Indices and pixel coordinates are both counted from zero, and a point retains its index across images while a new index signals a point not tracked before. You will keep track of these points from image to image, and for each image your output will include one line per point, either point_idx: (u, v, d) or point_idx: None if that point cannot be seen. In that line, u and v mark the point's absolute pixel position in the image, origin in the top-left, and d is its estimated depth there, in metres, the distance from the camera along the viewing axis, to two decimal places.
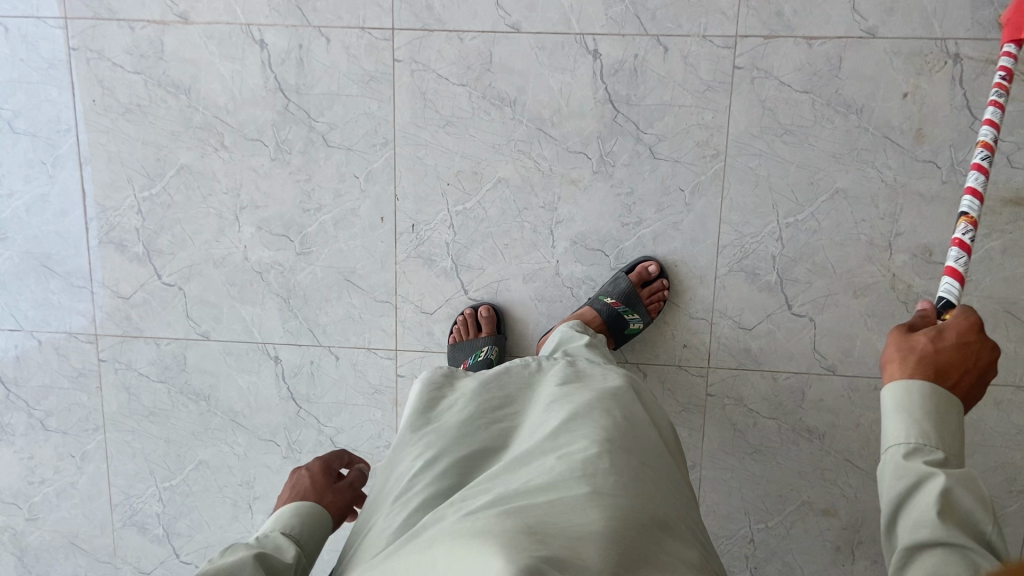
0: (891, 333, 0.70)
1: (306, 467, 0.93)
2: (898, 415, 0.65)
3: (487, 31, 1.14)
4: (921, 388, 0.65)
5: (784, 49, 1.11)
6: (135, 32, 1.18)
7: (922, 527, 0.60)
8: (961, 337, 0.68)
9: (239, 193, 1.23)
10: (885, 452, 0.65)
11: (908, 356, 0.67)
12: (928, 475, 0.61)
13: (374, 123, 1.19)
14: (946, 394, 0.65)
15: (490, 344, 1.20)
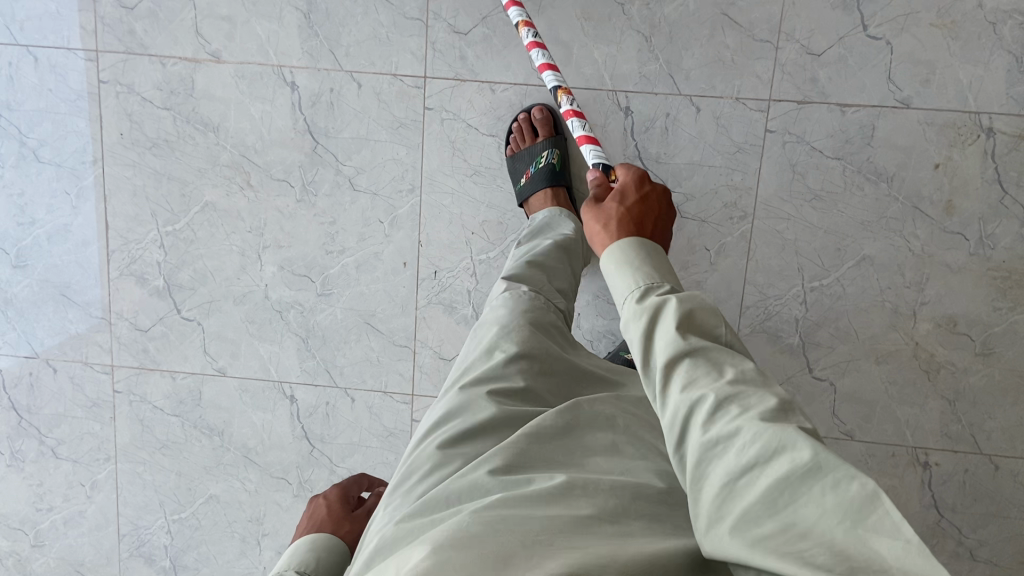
0: (583, 208, 0.78)
1: (323, 494, 0.92)
2: (621, 273, 0.70)
3: (520, 84, 1.14)
4: (630, 241, 0.72)
5: (817, 115, 1.10)
6: (166, 68, 1.18)
7: (680, 365, 0.60)
8: (639, 192, 0.77)
9: (263, 232, 1.23)
10: (620, 308, 0.68)
11: (607, 224, 0.75)
12: (668, 303, 0.64)
13: (401, 169, 1.19)
14: (650, 245, 0.72)
15: (550, 150, 1.12)
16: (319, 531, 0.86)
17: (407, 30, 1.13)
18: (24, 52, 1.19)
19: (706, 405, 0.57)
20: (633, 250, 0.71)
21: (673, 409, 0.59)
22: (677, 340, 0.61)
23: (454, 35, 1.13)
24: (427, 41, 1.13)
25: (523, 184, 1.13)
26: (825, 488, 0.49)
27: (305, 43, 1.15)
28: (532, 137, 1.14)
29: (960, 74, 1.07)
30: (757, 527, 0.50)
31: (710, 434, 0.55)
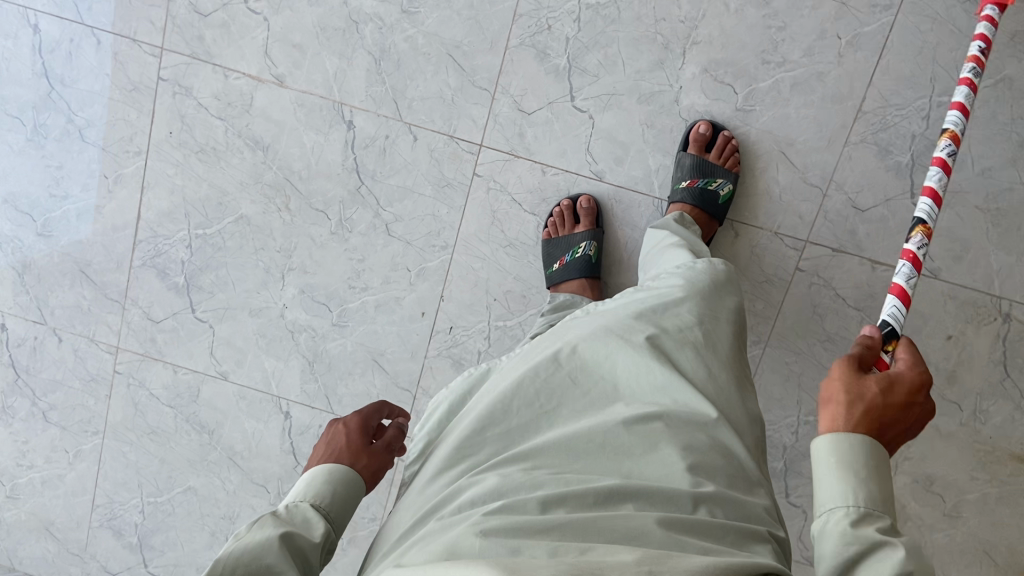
0: (838, 364, 0.67)
1: (344, 419, 0.84)
2: (839, 470, 0.61)
3: (571, 171, 1.16)
4: (860, 447, 0.62)
5: (847, 264, 1.13)
6: (228, 80, 1.18)
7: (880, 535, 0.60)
8: (881, 386, 0.64)
9: (291, 255, 1.24)
10: (823, 511, 0.61)
11: (853, 402, 0.63)
12: (886, 555, 0.57)
13: (438, 226, 1.20)
14: (882, 454, 0.62)
15: (588, 242, 1.13)
16: (336, 463, 0.77)
17: (473, 97, 1.15)
18: (88, 33, 1.19)
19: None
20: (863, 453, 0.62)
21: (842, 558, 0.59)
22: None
23: (517, 111, 1.15)
24: (490, 112, 1.15)
25: (555, 269, 1.16)
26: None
27: (370, 87, 1.16)
28: (573, 222, 1.15)
29: (992, 257, 1.10)
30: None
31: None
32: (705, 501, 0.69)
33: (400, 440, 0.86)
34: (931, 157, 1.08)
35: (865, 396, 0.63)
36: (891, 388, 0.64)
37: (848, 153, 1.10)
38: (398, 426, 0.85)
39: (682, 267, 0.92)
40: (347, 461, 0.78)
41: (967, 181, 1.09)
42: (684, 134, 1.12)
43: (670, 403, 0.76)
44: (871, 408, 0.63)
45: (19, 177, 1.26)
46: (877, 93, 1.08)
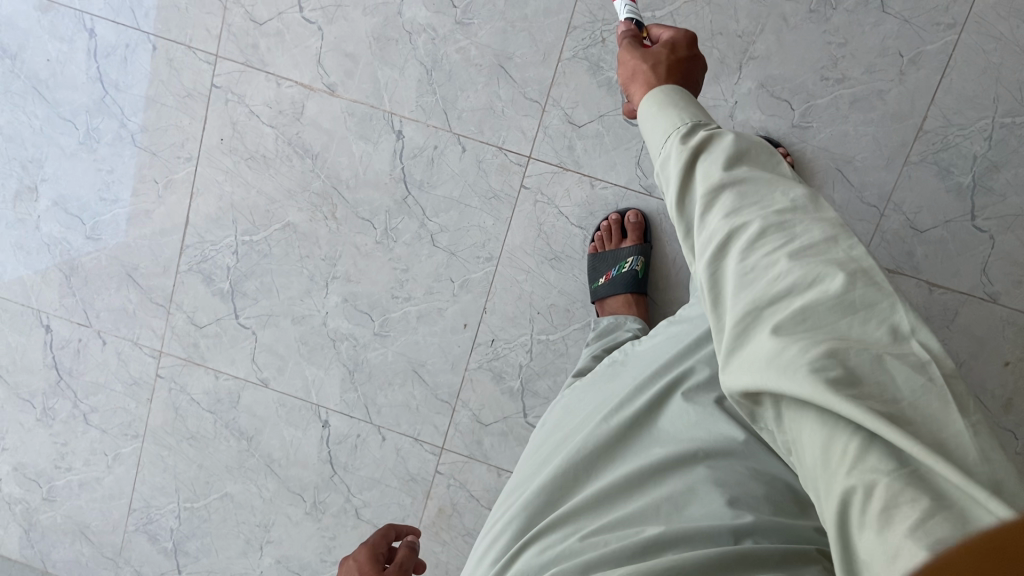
0: (625, 53, 0.66)
1: (352, 555, 0.85)
2: (658, 117, 0.57)
3: (621, 185, 1.15)
4: (666, 92, 0.59)
5: (903, 286, 1.10)
6: (281, 88, 1.19)
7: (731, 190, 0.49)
8: (671, 52, 0.65)
9: (336, 263, 1.24)
10: (656, 154, 0.55)
11: (654, 69, 0.63)
12: (716, 142, 0.51)
13: (484, 237, 1.20)
14: (688, 95, 0.58)
15: (635, 256, 1.12)
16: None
17: (524, 109, 1.15)
18: (144, 39, 1.20)
19: (751, 235, 0.46)
20: (678, 97, 0.57)
21: (711, 236, 0.48)
22: (724, 178, 0.49)
23: (568, 124, 1.14)
24: (540, 124, 1.15)
25: (601, 284, 1.13)
26: (849, 300, 0.42)
27: (421, 97, 1.16)
28: (619, 238, 1.14)
29: None
30: (771, 343, 0.41)
31: (745, 263, 0.46)
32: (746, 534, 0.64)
33: (412, 559, 0.86)
34: (994, 179, 1.06)
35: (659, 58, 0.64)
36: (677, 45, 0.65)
37: (908, 172, 1.08)
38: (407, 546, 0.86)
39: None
40: None
41: None
42: None
43: (705, 435, 0.72)
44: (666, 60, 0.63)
45: (70, 180, 1.28)
46: (939, 112, 1.06)
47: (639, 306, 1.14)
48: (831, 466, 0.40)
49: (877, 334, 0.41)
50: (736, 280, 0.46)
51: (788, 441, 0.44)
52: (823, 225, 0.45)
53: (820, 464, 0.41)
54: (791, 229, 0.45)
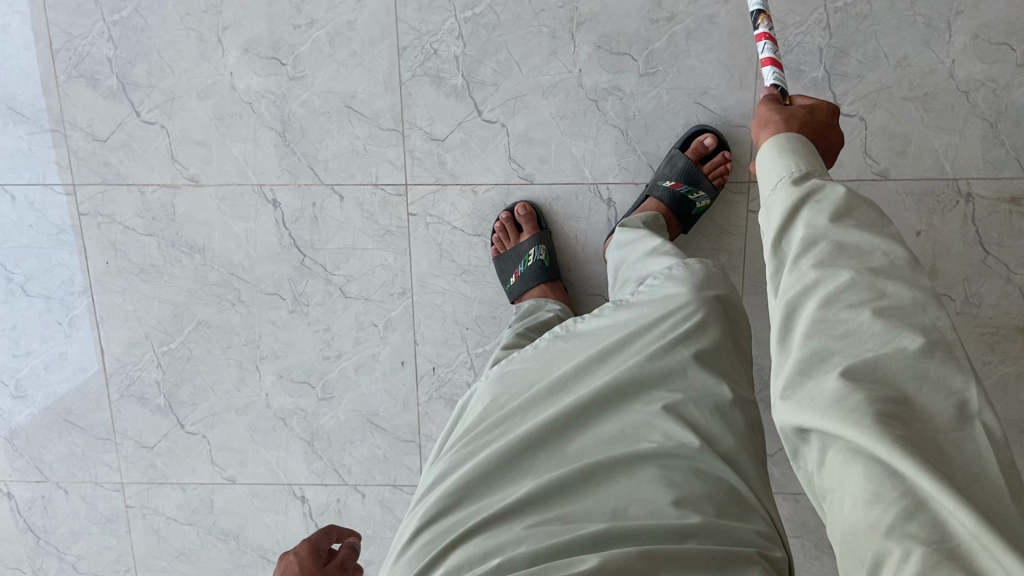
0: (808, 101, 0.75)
1: (292, 550, 0.83)
2: (777, 160, 0.65)
3: (501, 183, 1.15)
4: (795, 137, 0.67)
5: None
6: (145, 195, 1.18)
7: (821, 245, 0.58)
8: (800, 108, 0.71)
9: (259, 344, 1.23)
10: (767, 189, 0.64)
11: (788, 121, 0.69)
12: (829, 193, 0.60)
13: (391, 274, 1.19)
14: (812, 147, 0.67)
15: (535, 247, 1.12)
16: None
17: (384, 141, 1.14)
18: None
19: (838, 289, 0.55)
20: (801, 147, 0.65)
21: (799, 278, 0.57)
22: (828, 231, 0.58)
23: (431, 142, 1.13)
24: (405, 150, 1.14)
25: (513, 283, 1.15)
26: (925, 371, 0.51)
27: (283, 161, 1.15)
28: (517, 233, 1.14)
29: (936, 142, 1.08)
30: (841, 390, 0.52)
31: (827, 317, 0.55)
32: (689, 535, 0.74)
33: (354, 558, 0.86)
34: (845, 64, 1.06)
35: (795, 115, 0.70)
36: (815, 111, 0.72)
37: (762, 84, 1.08)
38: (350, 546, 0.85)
39: (660, 278, 0.89)
40: None
41: (888, 76, 1.06)
42: (686, 135, 1.10)
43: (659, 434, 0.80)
44: (798, 118, 0.70)
45: None
46: (773, 18, 1.05)
47: (557, 290, 1.15)
48: (872, 514, 0.49)
49: (944, 408, 0.50)
50: (818, 327, 0.55)
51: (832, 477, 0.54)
52: (910, 295, 0.54)
53: (862, 509, 0.49)
54: (882, 298, 0.55)
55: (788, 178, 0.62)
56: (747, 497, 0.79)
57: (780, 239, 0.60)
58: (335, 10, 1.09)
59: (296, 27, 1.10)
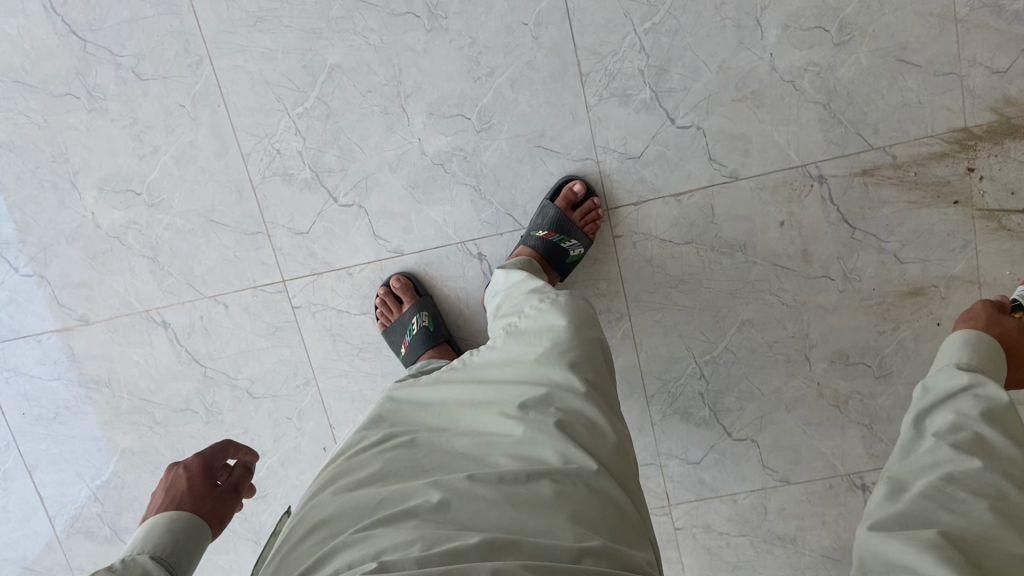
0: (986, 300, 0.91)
1: (182, 465, 0.81)
2: (964, 352, 0.75)
3: (373, 261, 1.17)
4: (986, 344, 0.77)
5: (655, 210, 1.13)
6: (43, 344, 1.21)
7: (960, 431, 0.65)
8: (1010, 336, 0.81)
9: (184, 460, 1.26)
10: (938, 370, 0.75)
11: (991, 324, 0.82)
12: (987, 386, 0.69)
13: (291, 367, 1.21)
14: (997, 355, 0.76)
15: (418, 314, 1.13)
16: (177, 511, 0.73)
17: (252, 244, 1.16)
18: None
19: (965, 465, 0.62)
20: (981, 346, 0.76)
21: (931, 452, 0.65)
22: (969, 416, 0.66)
23: (297, 236, 1.16)
24: (274, 249, 1.17)
25: (405, 352, 1.16)
26: (1020, 561, 0.55)
27: (163, 283, 1.18)
28: (399, 305, 1.16)
29: (776, 134, 1.09)
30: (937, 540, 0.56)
31: (949, 487, 0.61)
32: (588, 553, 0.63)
33: (247, 479, 0.83)
34: (668, 79, 1.08)
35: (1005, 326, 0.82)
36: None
37: (595, 115, 1.10)
38: (242, 465, 0.83)
39: (545, 303, 0.89)
40: (189, 506, 0.74)
41: (712, 83, 1.08)
42: (557, 186, 1.12)
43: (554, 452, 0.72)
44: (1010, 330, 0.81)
45: None
46: (587, 53, 1.07)
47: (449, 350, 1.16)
48: None
49: None
50: (929, 491, 0.62)
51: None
52: None
53: None
54: (1002, 499, 0.60)
55: (964, 365, 0.73)
56: (637, 530, 0.71)
57: (932, 416, 0.69)
58: (174, 134, 1.12)
59: (141, 157, 1.13)
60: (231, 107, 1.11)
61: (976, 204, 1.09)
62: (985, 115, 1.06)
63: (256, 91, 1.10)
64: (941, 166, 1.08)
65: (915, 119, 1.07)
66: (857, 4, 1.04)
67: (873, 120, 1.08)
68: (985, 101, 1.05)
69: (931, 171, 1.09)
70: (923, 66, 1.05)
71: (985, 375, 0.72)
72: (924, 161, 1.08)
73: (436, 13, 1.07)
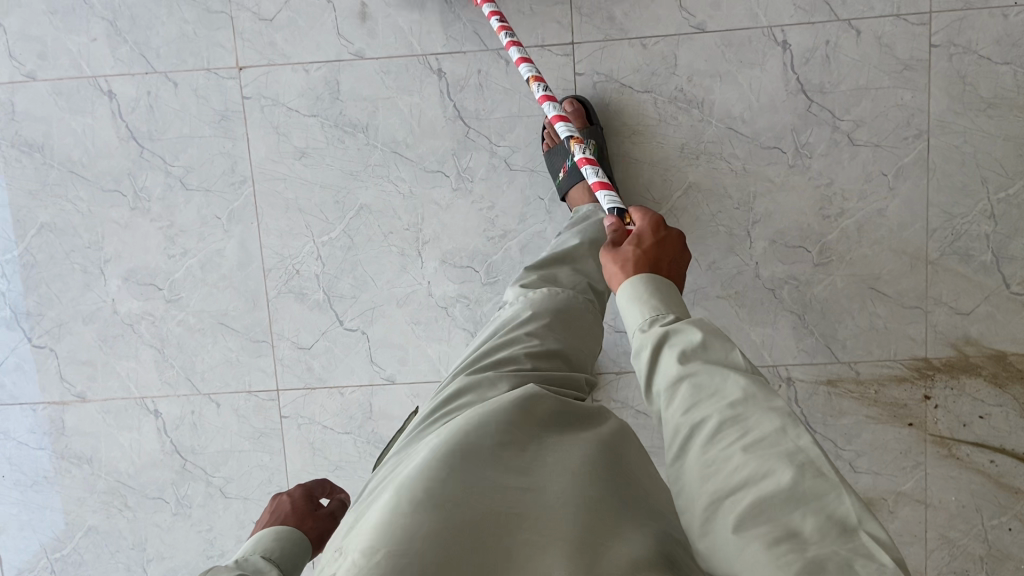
0: (602, 250, 0.77)
1: (287, 492, 0.95)
2: (633, 305, 0.69)
3: (365, 385, 1.23)
4: (648, 278, 0.71)
5: (635, 383, 1.21)
6: (38, 412, 1.27)
7: (681, 387, 0.61)
8: (655, 239, 0.76)
9: (146, 546, 1.28)
10: (631, 337, 0.68)
11: (626, 265, 0.74)
12: (674, 327, 0.65)
13: (267, 473, 1.26)
14: (659, 283, 0.71)
15: (593, 140, 1.11)
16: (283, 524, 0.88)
17: (255, 351, 1.23)
18: None
19: (708, 434, 0.58)
20: (644, 287, 0.70)
21: (673, 427, 0.61)
22: (677, 374, 0.62)
23: (298, 350, 1.23)
24: (275, 359, 1.23)
25: (562, 178, 1.12)
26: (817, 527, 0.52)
27: (164, 374, 1.25)
28: (570, 129, 1.13)
29: (754, 334, 1.19)
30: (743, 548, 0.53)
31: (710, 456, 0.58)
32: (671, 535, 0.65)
33: (344, 510, 0.97)
34: None
35: (627, 255, 0.74)
36: (645, 242, 0.75)
37: None
38: (339, 497, 0.97)
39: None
40: (293, 521, 0.89)
41: (701, 278, 1.18)
42: None
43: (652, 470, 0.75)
44: (642, 259, 0.74)
45: None
46: None
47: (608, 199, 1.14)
48: None
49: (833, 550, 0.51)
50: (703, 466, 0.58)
51: (704, 551, 0.56)
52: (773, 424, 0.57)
53: None
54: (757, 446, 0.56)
55: (646, 320, 0.68)
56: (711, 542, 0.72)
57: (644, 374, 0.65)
58: (205, 241, 1.21)
59: (170, 257, 1.22)
60: (263, 225, 1.20)
61: (929, 429, 1.18)
62: (944, 350, 1.16)
63: (289, 216, 1.20)
64: (899, 389, 1.18)
65: (880, 342, 1.17)
66: (840, 233, 1.15)
67: (843, 335, 1.17)
68: (946, 337, 1.16)
69: (890, 392, 1.18)
70: (894, 296, 1.16)
71: (661, 314, 0.68)
72: (884, 382, 1.18)
73: (463, 176, 1.18)
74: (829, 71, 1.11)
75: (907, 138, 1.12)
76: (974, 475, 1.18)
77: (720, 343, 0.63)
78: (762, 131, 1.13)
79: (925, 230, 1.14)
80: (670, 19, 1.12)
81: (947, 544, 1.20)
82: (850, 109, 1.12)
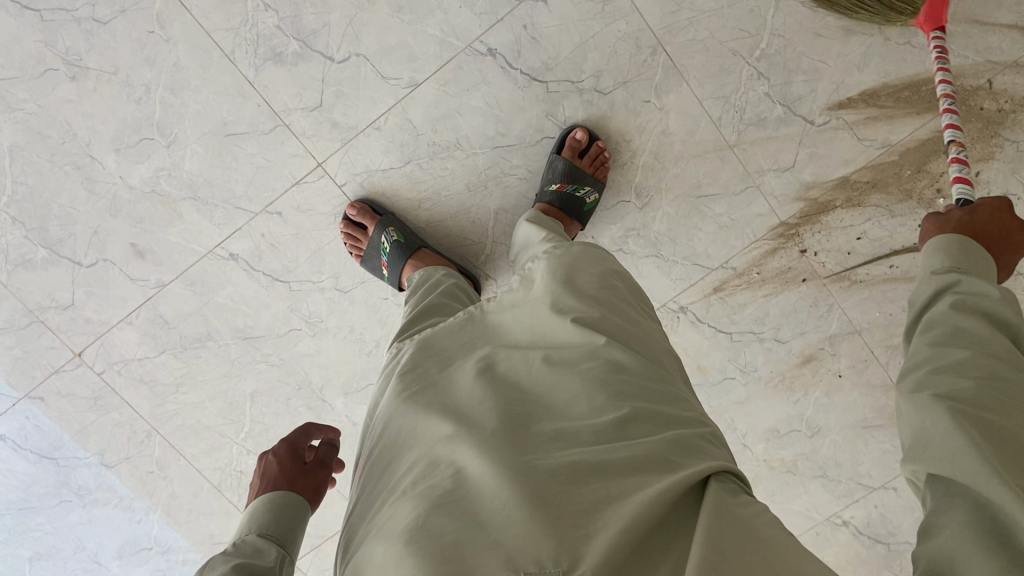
0: (927, 215, 0.77)
1: (272, 450, 0.86)
2: (935, 255, 0.70)
3: None
4: (953, 239, 0.71)
5: None
6: None
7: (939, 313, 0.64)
8: (993, 213, 0.74)
9: None
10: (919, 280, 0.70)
11: (947, 228, 0.74)
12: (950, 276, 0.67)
13: None
14: (974, 245, 0.70)
15: (385, 232, 1.13)
16: (275, 491, 0.80)
17: None
18: None
19: (958, 357, 0.58)
20: (959, 242, 0.70)
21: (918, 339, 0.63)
22: (946, 312, 0.63)
23: None
24: None
25: (389, 273, 1.16)
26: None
27: None
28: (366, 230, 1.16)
29: None
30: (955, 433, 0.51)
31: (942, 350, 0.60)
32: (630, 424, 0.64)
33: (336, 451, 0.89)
34: None
35: (954, 220, 0.74)
36: (977, 210, 0.75)
37: None
38: (327, 440, 0.88)
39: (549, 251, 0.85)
40: (285, 487, 0.81)
41: None
42: None
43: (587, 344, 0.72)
44: (964, 224, 0.73)
45: None
46: None
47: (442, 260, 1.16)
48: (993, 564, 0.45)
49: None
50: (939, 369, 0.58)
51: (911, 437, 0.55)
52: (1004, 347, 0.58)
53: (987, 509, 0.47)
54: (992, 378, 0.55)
55: (941, 266, 0.69)
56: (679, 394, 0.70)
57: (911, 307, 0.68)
58: (154, 494, 1.31)
59: (139, 521, 1.32)
60: (188, 455, 1.29)
61: (821, 274, 1.21)
62: (793, 207, 1.18)
63: (205, 436, 1.29)
64: (778, 259, 1.21)
65: (736, 233, 1.20)
66: (642, 171, 1.18)
67: (702, 248, 1.21)
68: (788, 195, 1.18)
69: (772, 265, 1.22)
70: (722, 192, 1.18)
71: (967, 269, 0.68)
72: (760, 260, 1.21)
73: (312, 321, 1.23)
74: (543, 49, 1.11)
75: (646, 61, 1.12)
76: (883, 287, 1.21)
77: (1009, 305, 0.62)
78: (523, 131, 1.15)
79: (712, 122, 1.15)
80: (382, 93, 1.12)
81: (896, 350, 1.24)
82: (582, 67, 1.12)
